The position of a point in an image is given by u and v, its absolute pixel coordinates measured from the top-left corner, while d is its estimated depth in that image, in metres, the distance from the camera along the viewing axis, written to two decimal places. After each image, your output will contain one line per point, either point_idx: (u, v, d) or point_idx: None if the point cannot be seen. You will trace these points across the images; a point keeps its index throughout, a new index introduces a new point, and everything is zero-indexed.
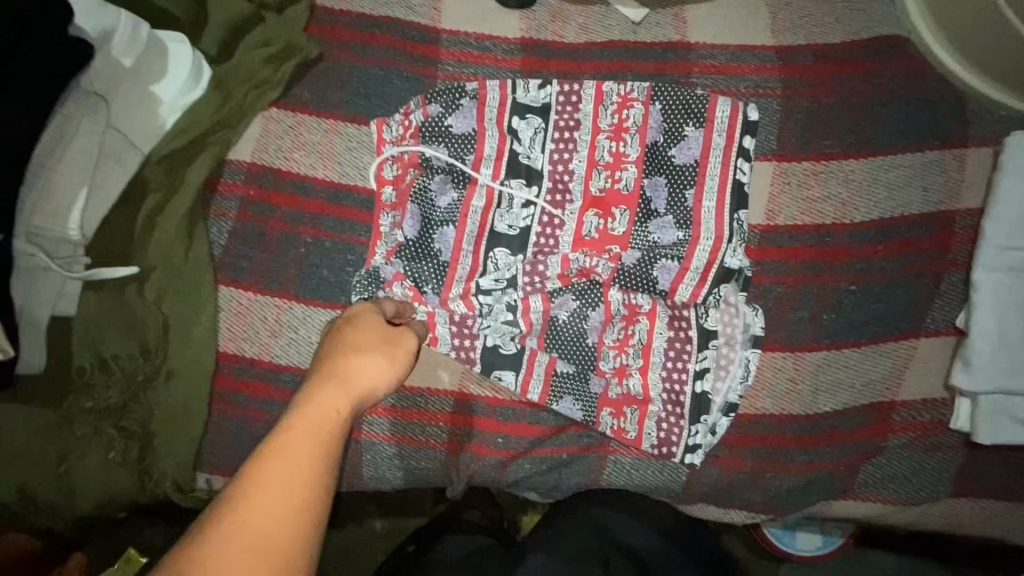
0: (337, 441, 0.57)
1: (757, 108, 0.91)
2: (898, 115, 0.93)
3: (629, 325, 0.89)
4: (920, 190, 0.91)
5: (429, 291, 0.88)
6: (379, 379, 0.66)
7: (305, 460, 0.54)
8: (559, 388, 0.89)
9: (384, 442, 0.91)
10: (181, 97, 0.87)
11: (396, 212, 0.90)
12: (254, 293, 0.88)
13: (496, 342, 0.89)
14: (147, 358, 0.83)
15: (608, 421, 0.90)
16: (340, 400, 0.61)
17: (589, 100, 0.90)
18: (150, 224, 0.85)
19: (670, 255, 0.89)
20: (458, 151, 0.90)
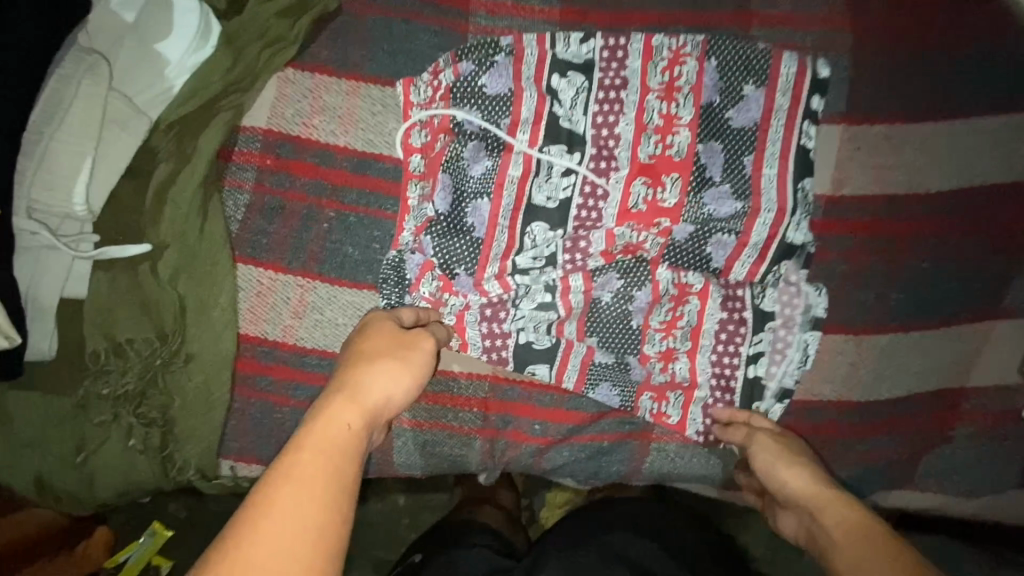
0: (353, 462, 0.54)
1: (827, 64, 0.82)
2: (984, 69, 0.82)
3: (678, 305, 0.81)
4: (1003, 155, 0.81)
5: (460, 273, 0.81)
6: (393, 390, 0.62)
7: (314, 479, 0.50)
8: (596, 376, 0.83)
9: (427, 426, 0.86)
10: (189, 55, 0.79)
11: (425, 183, 0.82)
12: (275, 268, 0.82)
13: (529, 335, 0.82)
14: (165, 341, 0.78)
15: (649, 407, 0.84)
16: (350, 414, 0.57)
17: (637, 56, 0.81)
18: (161, 197, 0.78)
19: (726, 230, 0.81)
20: (493, 115, 0.81)
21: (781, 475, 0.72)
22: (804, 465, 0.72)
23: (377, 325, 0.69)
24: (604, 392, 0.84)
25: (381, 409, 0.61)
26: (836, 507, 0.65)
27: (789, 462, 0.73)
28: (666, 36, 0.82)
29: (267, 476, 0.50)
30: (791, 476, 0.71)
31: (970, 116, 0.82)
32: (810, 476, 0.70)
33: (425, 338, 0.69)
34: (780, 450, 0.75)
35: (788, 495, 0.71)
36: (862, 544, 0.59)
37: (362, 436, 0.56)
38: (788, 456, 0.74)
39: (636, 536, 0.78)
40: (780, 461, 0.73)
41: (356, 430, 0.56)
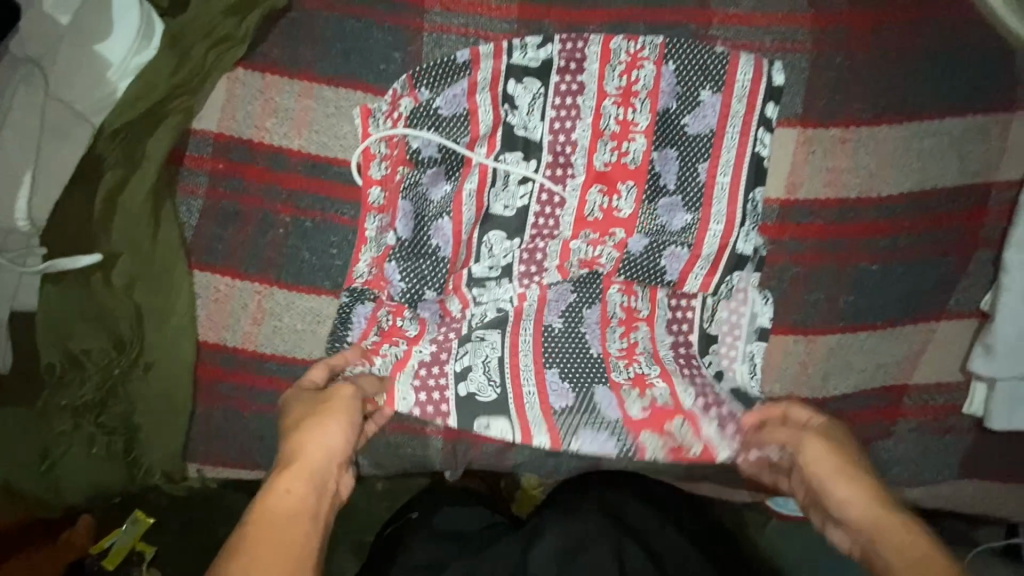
0: (304, 529, 0.54)
1: (782, 68, 0.82)
2: (943, 69, 0.81)
3: (629, 331, 0.82)
4: (957, 158, 0.82)
5: (405, 326, 0.81)
6: (332, 449, 0.62)
7: (263, 549, 0.51)
8: (569, 425, 0.79)
9: (401, 428, 0.89)
10: (131, 58, 0.76)
11: (385, 216, 0.82)
12: (233, 275, 0.82)
13: (470, 386, 0.79)
14: (122, 350, 0.78)
15: (657, 444, 0.78)
16: (289, 481, 0.58)
17: (594, 59, 0.82)
18: (109, 205, 0.76)
19: (679, 242, 0.82)
20: (451, 134, 0.82)
21: (835, 494, 0.58)
22: (863, 482, 0.58)
23: (307, 390, 0.71)
24: (592, 438, 0.78)
25: (327, 465, 0.61)
26: (904, 537, 0.52)
27: (846, 477, 0.59)
28: (621, 39, 0.82)
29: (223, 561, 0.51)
30: (847, 497, 0.57)
31: (925, 121, 0.82)
32: (870, 498, 0.56)
33: (344, 389, 0.69)
34: (835, 457, 0.62)
35: (840, 514, 0.57)
36: None
37: (308, 499, 0.57)
38: (844, 473, 0.60)
39: (639, 516, 0.80)
40: (836, 474, 0.60)
41: (302, 496, 0.57)
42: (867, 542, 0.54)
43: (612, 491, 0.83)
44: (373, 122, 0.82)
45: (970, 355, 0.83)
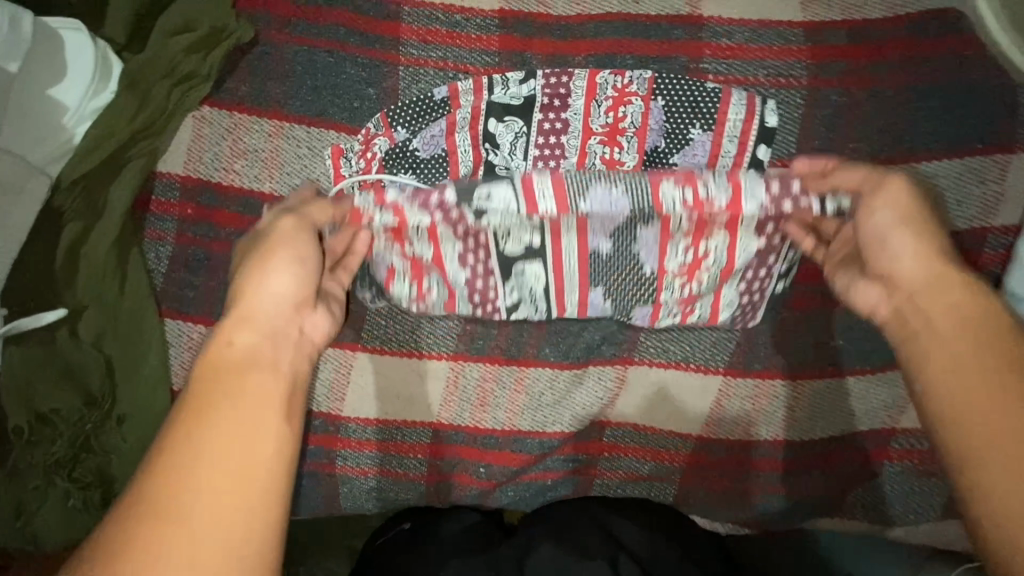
0: (258, 373, 0.54)
1: (775, 105, 0.78)
2: (940, 106, 0.78)
3: (698, 245, 0.77)
4: (952, 202, 0.78)
5: (433, 304, 0.83)
6: (280, 289, 0.61)
7: (239, 392, 0.52)
8: (579, 183, 0.67)
9: (382, 471, 0.88)
10: (88, 101, 0.72)
11: None
12: (205, 323, 0.80)
13: (495, 202, 0.67)
14: (94, 405, 0.76)
15: (684, 220, 0.73)
16: (240, 332, 0.57)
17: (579, 93, 0.79)
18: (72, 260, 0.74)
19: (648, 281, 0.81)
20: (429, 177, 0.78)
21: (893, 244, 0.62)
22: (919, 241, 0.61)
23: (252, 233, 0.67)
24: (602, 198, 0.67)
25: (281, 311, 0.60)
26: (947, 289, 0.57)
27: (905, 232, 0.61)
28: (606, 74, 0.79)
29: (199, 396, 0.52)
30: (900, 248, 0.61)
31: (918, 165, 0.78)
32: (921, 253, 0.60)
33: (285, 219, 0.64)
34: (912, 219, 0.62)
35: (898, 274, 0.61)
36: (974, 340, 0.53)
37: (259, 345, 0.57)
38: (905, 232, 0.61)
39: (637, 527, 0.82)
40: (895, 229, 0.62)
41: (251, 345, 0.56)
42: (905, 295, 0.60)
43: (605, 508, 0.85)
44: (346, 166, 0.78)
45: None
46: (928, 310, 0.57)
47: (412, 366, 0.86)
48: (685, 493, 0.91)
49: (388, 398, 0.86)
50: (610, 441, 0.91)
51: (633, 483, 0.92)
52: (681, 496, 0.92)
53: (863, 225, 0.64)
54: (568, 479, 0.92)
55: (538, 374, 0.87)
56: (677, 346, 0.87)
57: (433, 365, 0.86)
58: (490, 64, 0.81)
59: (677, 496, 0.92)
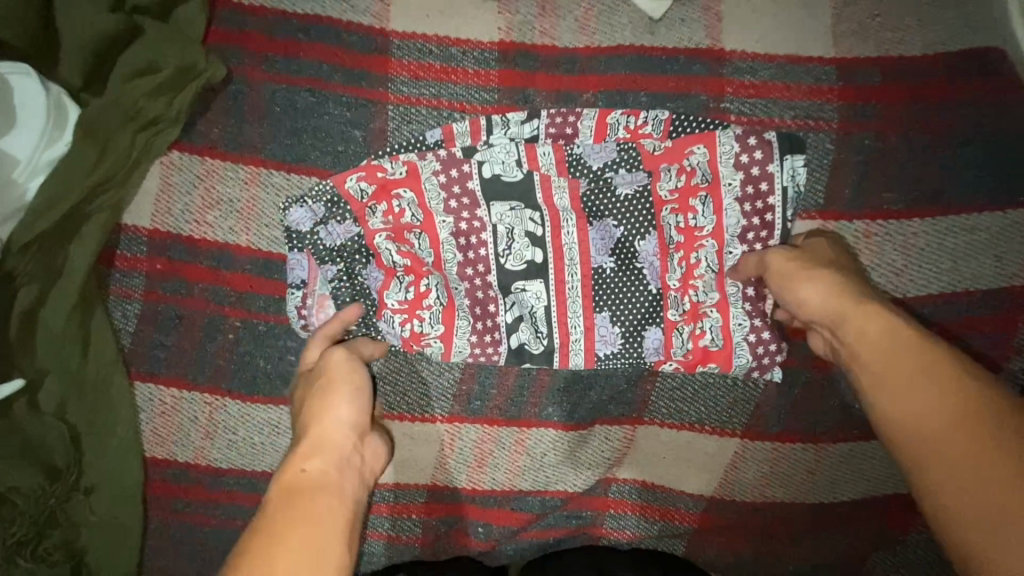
0: (324, 501, 0.52)
1: (805, 163, 0.71)
2: (981, 154, 0.71)
3: (690, 252, 0.73)
4: (993, 258, 0.72)
5: (427, 330, 0.72)
6: (343, 419, 0.59)
7: (312, 514, 0.50)
8: (578, 170, 0.72)
9: (372, 534, 0.83)
10: (41, 152, 0.64)
11: (310, 293, 0.71)
12: (179, 385, 0.74)
13: (494, 168, 0.71)
14: (58, 479, 0.70)
15: (675, 224, 0.72)
16: (312, 462, 0.55)
17: (587, 135, 0.72)
18: (28, 325, 0.67)
19: (651, 319, 0.74)
20: (412, 227, 0.71)
21: (799, 296, 0.64)
22: (826, 279, 0.63)
23: (306, 374, 0.65)
24: (595, 155, 0.72)
25: (346, 440, 0.58)
26: (865, 320, 0.59)
27: (807, 276, 0.64)
28: (616, 114, 0.72)
29: (270, 523, 0.49)
30: (808, 296, 0.63)
31: (955, 219, 0.72)
32: (833, 291, 0.62)
33: (336, 351, 0.64)
34: (796, 265, 0.65)
35: (809, 313, 0.64)
36: (895, 368, 0.57)
37: (332, 473, 0.54)
38: (812, 267, 0.65)
39: None
40: (797, 277, 0.64)
41: (321, 472, 0.54)
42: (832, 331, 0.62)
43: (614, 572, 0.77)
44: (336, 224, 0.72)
45: None
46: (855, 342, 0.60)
47: (400, 423, 0.80)
48: (698, 551, 0.84)
49: None
50: (615, 498, 0.84)
51: (641, 539, 0.85)
52: (694, 554, 0.84)
53: (777, 266, 0.66)
54: (572, 534, 0.85)
55: (539, 434, 0.81)
56: (691, 407, 0.81)
57: (427, 425, 0.80)
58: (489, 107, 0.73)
59: (690, 554, 0.84)
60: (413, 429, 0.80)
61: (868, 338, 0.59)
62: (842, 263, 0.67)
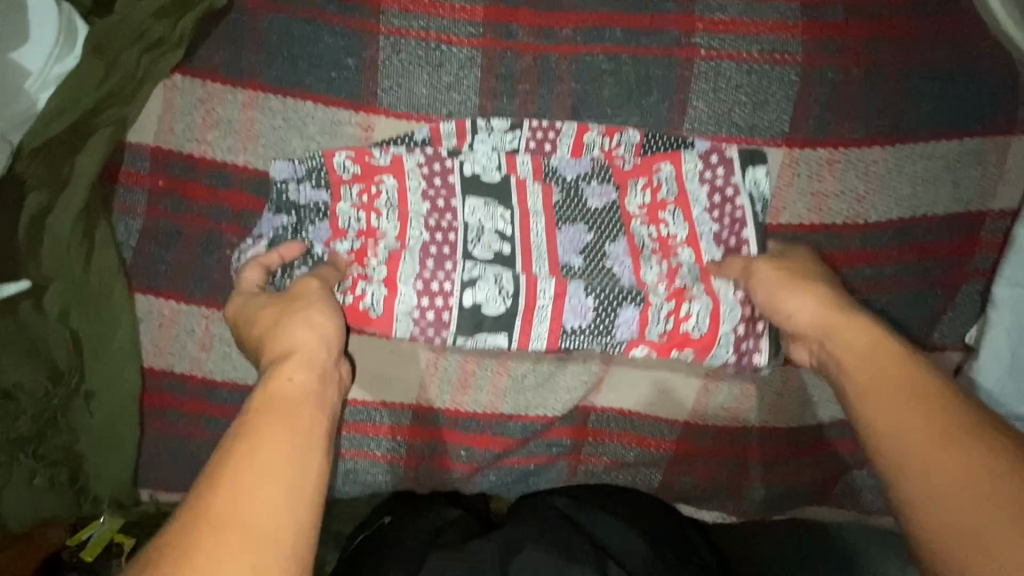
0: (307, 410, 0.54)
1: (768, 173, 0.77)
2: (939, 87, 0.76)
3: (666, 258, 0.77)
4: (950, 184, 0.77)
5: (370, 272, 0.74)
6: (327, 340, 0.62)
7: (285, 431, 0.52)
8: (554, 174, 0.78)
9: (360, 454, 0.86)
10: (51, 66, 0.69)
11: (259, 241, 0.75)
12: (176, 299, 0.78)
13: (475, 167, 0.77)
14: (60, 381, 0.74)
15: (647, 234, 0.78)
16: (292, 370, 0.57)
17: (565, 150, 0.78)
18: (35, 232, 0.71)
19: (627, 305, 0.75)
20: (391, 222, 0.75)
21: (787, 307, 0.67)
22: (814, 290, 0.67)
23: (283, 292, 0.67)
24: (572, 163, 0.78)
25: (322, 361, 0.60)
26: (852, 332, 0.62)
27: (793, 290, 0.68)
28: (596, 56, 0.77)
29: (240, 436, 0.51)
30: (797, 307, 0.66)
31: (915, 146, 0.77)
32: (819, 305, 0.65)
33: (310, 282, 0.68)
34: (782, 275, 0.69)
35: (796, 327, 0.67)
36: (876, 369, 0.58)
37: (306, 391, 0.56)
38: (796, 281, 0.68)
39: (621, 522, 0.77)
40: (784, 287, 0.68)
41: (307, 383, 0.57)
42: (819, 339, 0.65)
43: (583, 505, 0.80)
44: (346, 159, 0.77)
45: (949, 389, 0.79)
46: (843, 351, 0.62)
47: (388, 344, 0.84)
48: (674, 478, 0.88)
49: (366, 377, 0.84)
50: (595, 427, 0.87)
51: (617, 466, 0.88)
52: (670, 481, 0.88)
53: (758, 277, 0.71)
54: (553, 460, 0.88)
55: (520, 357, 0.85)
56: None
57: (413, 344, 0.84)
58: (468, 62, 0.77)
59: (666, 479, 0.88)
60: (403, 349, 0.84)
61: (852, 347, 0.61)
62: (821, 274, 0.70)
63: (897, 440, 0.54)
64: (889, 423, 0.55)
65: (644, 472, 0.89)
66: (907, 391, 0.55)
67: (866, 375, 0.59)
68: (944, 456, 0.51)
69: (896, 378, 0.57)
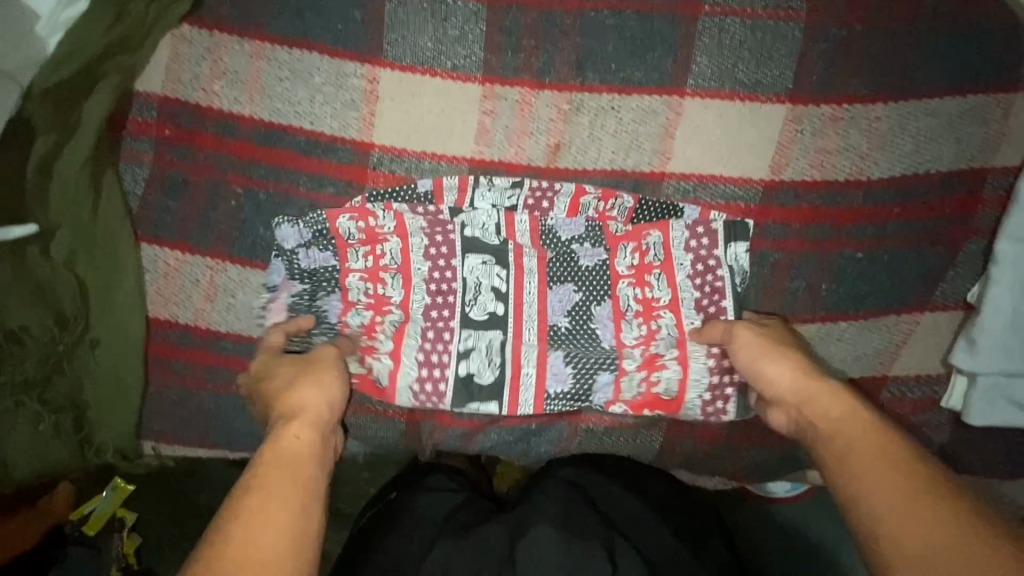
0: (311, 472, 0.58)
1: (748, 249, 0.80)
2: (945, 43, 0.75)
3: (648, 320, 0.81)
4: (954, 141, 0.77)
5: (379, 344, 0.79)
6: (331, 397, 0.67)
7: (285, 486, 0.55)
8: (549, 235, 0.81)
9: (362, 410, 0.87)
10: (61, 10, 0.70)
11: (275, 300, 0.78)
12: (181, 250, 0.78)
13: (474, 232, 0.80)
14: (66, 327, 0.74)
15: (632, 296, 0.81)
16: (298, 427, 0.62)
17: (561, 210, 0.80)
18: (43, 174, 0.72)
19: (604, 367, 0.82)
20: (392, 287, 0.79)
21: (768, 372, 0.70)
22: (789, 359, 0.70)
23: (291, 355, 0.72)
24: (567, 224, 0.81)
25: (323, 419, 0.65)
26: (828, 401, 0.65)
27: (773, 355, 0.71)
28: (601, 11, 0.76)
29: (244, 491, 0.55)
30: (777, 374, 0.69)
31: (919, 104, 0.77)
32: (796, 372, 0.68)
33: (327, 349, 0.73)
34: (764, 342, 0.72)
35: (776, 391, 0.69)
36: (847, 437, 0.61)
37: (306, 450, 0.60)
38: (777, 350, 0.71)
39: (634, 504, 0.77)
40: (762, 354, 0.71)
41: (308, 443, 0.61)
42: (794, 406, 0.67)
43: (592, 481, 0.80)
44: (351, 110, 0.77)
45: (951, 349, 0.79)
46: (821, 419, 0.64)
47: None
48: (675, 438, 0.88)
49: None
50: None
51: (618, 425, 0.88)
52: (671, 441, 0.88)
53: (740, 343, 0.74)
54: (554, 420, 0.87)
55: None
56: None
57: None
58: (473, 15, 0.76)
59: (667, 438, 0.88)
60: None
61: (828, 416, 0.64)
62: (793, 343, 0.75)
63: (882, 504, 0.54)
64: (871, 491, 0.55)
65: (646, 432, 0.88)
66: (885, 464, 0.57)
67: (840, 443, 0.61)
68: (924, 524, 0.51)
69: (875, 447, 0.59)
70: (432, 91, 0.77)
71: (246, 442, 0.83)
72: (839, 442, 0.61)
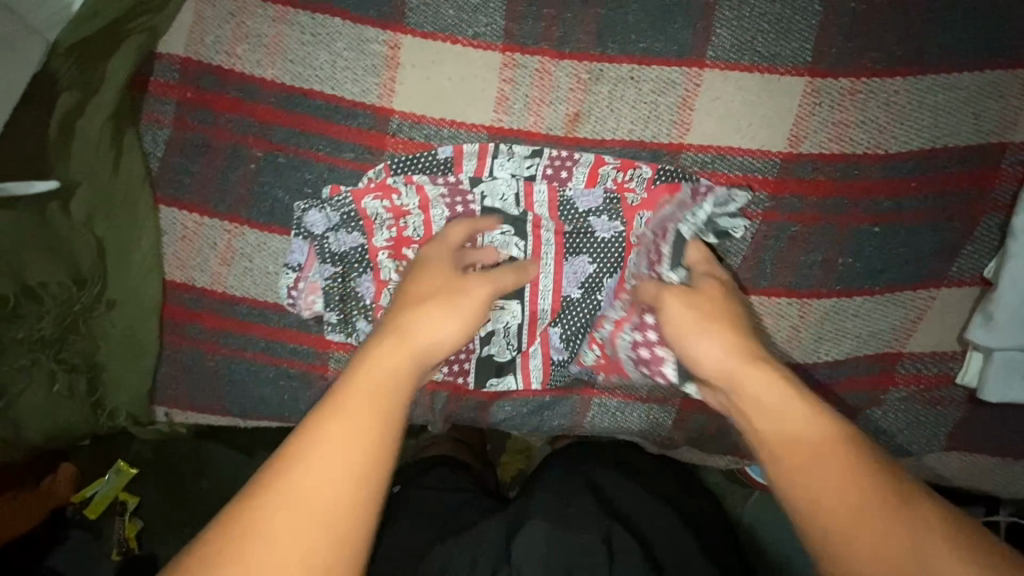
0: (397, 414, 0.52)
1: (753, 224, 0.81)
2: (965, 16, 0.75)
3: None
4: (971, 115, 0.77)
5: None
6: (444, 335, 0.61)
7: (365, 419, 0.50)
8: (568, 207, 0.80)
9: None
10: None
11: (304, 278, 0.78)
12: (199, 213, 0.78)
13: (494, 204, 0.79)
14: (84, 287, 0.75)
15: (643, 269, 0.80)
16: (398, 354, 0.57)
17: (580, 180, 0.79)
18: (69, 131, 0.74)
19: (583, 334, 0.83)
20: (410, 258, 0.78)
21: (693, 350, 0.65)
22: (718, 332, 0.65)
23: (428, 267, 0.69)
24: (586, 196, 0.80)
25: (428, 355, 0.59)
26: (757, 386, 0.59)
27: (702, 330, 0.66)
28: None
29: (317, 414, 0.50)
30: (702, 351, 0.64)
31: (937, 77, 0.77)
32: (724, 347, 0.63)
33: (485, 284, 0.68)
34: (691, 316, 0.67)
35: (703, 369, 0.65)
36: (779, 424, 0.56)
37: (396, 380, 0.54)
38: (707, 321, 0.66)
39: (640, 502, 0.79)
40: (693, 329, 0.66)
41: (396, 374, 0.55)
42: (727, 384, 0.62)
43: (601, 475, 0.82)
44: (371, 76, 0.77)
45: (967, 324, 0.79)
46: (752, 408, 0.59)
47: None
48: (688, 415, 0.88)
49: None
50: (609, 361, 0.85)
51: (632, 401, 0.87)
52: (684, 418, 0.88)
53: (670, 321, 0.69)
54: (568, 396, 0.88)
55: None
56: None
57: None
58: None
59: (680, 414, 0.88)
60: None
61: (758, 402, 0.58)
62: (731, 304, 0.70)
63: (830, 520, 0.50)
64: (811, 496, 0.51)
65: (659, 409, 0.88)
66: (827, 459, 0.52)
67: (771, 429, 0.56)
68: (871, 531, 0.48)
69: (806, 445, 0.53)
70: (452, 58, 0.78)
71: (260, 408, 0.83)
72: (771, 439, 0.56)
